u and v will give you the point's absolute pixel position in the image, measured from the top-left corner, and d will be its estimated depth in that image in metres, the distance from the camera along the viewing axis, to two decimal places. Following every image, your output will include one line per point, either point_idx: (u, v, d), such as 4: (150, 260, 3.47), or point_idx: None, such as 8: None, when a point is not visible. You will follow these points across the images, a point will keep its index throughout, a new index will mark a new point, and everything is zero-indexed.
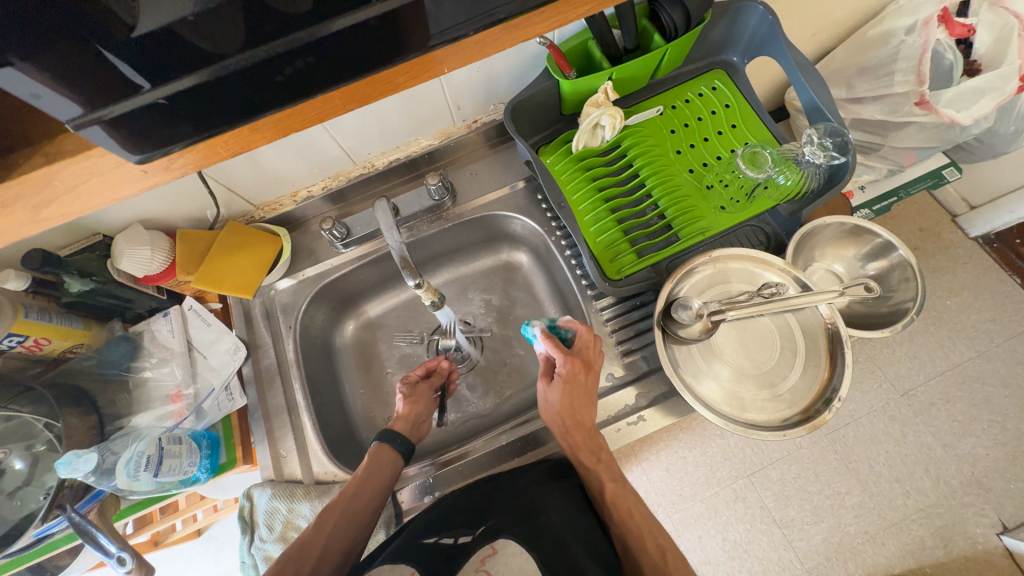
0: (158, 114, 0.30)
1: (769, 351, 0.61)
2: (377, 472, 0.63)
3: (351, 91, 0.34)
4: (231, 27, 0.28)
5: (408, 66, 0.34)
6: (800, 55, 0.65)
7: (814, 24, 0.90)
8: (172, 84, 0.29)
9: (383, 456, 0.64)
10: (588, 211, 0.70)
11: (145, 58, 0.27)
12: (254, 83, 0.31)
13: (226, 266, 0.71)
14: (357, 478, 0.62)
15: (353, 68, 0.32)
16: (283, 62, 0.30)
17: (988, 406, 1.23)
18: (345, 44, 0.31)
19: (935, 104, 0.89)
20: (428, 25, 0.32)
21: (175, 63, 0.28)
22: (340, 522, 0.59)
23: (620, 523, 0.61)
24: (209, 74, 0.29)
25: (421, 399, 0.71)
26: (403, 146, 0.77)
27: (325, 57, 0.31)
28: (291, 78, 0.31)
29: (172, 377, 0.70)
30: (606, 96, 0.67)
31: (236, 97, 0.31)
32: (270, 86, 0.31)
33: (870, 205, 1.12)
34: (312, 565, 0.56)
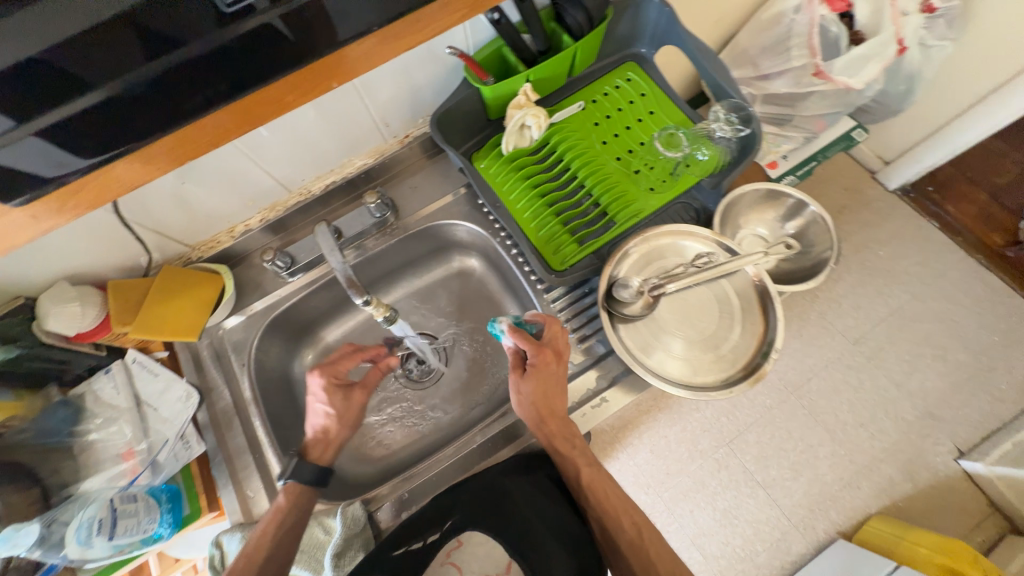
0: (46, 142, 0.36)
1: (710, 313, 0.63)
2: (294, 519, 0.60)
3: (241, 109, 0.42)
4: (121, 57, 0.35)
5: (302, 74, 0.42)
6: (699, 40, 0.70)
7: (713, 11, 0.97)
8: (63, 110, 0.36)
9: (296, 496, 0.62)
10: (526, 208, 0.73)
11: (37, 84, 0.33)
12: (152, 104, 0.38)
13: (166, 311, 0.68)
14: (270, 521, 0.59)
15: (253, 78, 0.41)
16: (175, 81, 0.38)
17: (928, 341, 1.39)
18: (227, 62, 0.39)
19: (829, 74, 0.97)
20: (310, 32, 0.40)
21: (68, 88, 0.35)
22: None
23: (598, 507, 0.62)
24: (103, 95, 0.36)
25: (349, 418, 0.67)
26: (336, 169, 0.77)
27: (230, 80, 0.40)
28: (197, 102, 0.40)
29: (121, 435, 0.66)
30: (526, 98, 0.70)
31: (132, 119, 0.38)
32: (168, 106, 0.39)
33: (793, 171, 1.19)
34: None
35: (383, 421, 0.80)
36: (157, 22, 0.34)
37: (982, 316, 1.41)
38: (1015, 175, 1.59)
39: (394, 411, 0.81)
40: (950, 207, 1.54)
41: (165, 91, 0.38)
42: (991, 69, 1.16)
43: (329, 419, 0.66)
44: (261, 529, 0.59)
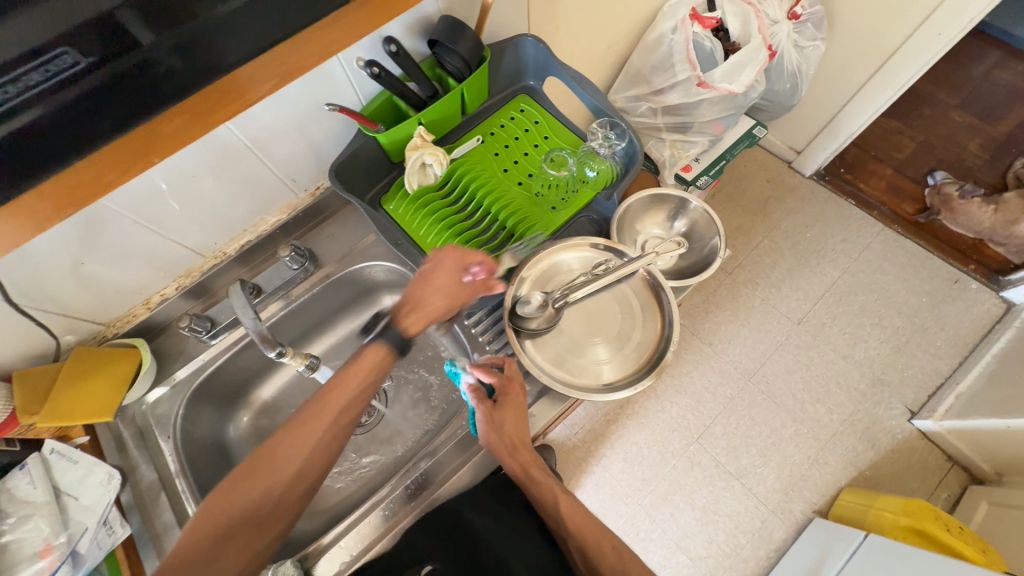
0: None
1: (613, 317, 0.67)
2: (365, 375, 0.60)
3: (126, 146, 0.45)
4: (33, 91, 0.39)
5: (116, 151, 0.45)
6: (573, 70, 0.77)
7: (600, 40, 1.05)
8: None
9: (375, 359, 0.61)
10: (437, 241, 0.76)
11: None
12: (53, 135, 0.41)
13: (77, 394, 0.66)
14: (345, 383, 0.59)
15: (159, 97, 0.45)
16: (81, 109, 0.42)
17: (865, 312, 1.48)
18: (32, 143, 0.41)
19: (711, 83, 1.07)
20: (112, 106, 0.43)
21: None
22: (319, 441, 0.56)
23: (578, 536, 0.62)
24: None
25: (444, 291, 0.64)
26: (250, 228, 0.79)
27: (141, 101, 0.44)
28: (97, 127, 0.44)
29: (38, 531, 0.62)
30: (422, 138, 0.74)
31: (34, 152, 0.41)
32: (71, 135, 0.43)
33: (707, 171, 1.28)
34: (278, 487, 0.54)
35: None
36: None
37: (907, 281, 1.51)
38: (914, 146, 1.72)
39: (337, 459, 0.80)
40: (861, 183, 1.66)
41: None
42: (861, 59, 1.28)
43: (426, 285, 0.64)
44: (336, 385, 0.59)
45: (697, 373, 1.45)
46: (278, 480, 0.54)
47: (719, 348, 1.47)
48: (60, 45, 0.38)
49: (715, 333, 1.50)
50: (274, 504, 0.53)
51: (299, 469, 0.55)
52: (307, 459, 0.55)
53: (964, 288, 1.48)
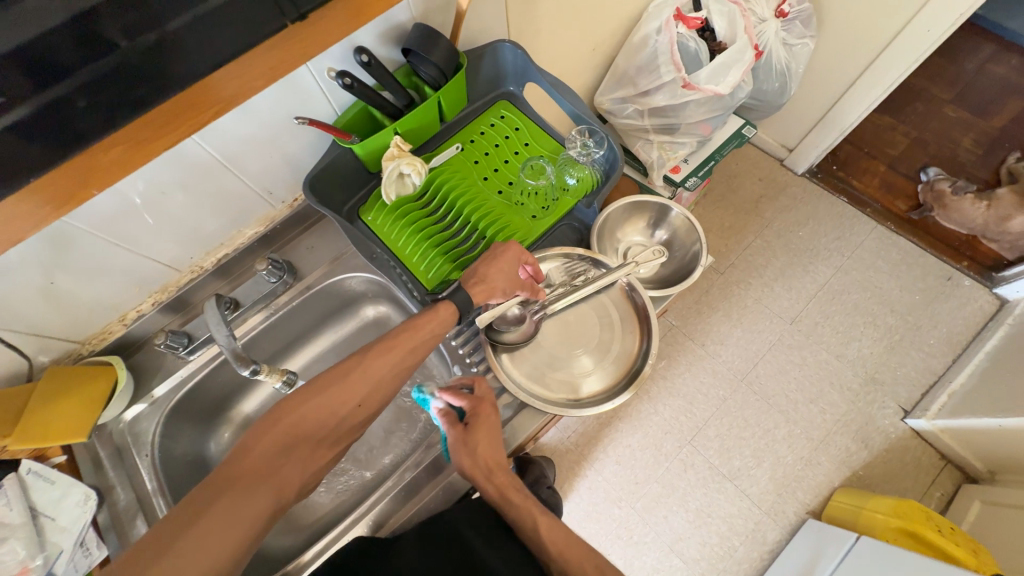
0: None
1: (592, 328, 0.66)
2: (435, 319, 0.58)
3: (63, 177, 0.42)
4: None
5: (53, 182, 0.41)
6: (551, 77, 0.76)
7: (584, 42, 1.04)
8: None
9: (447, 314, 0.58)
10: (416, 252, 0.75)
11: None
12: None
13: (51, 415, 0.64)
14: (415, 328, 0.57)
15: (100, 124, 0.42)
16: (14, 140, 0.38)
17: (858, 310, 1.47)
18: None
19: (696, 84, 1.05)
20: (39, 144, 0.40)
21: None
22: (389, 374, 0.56)
23: (558, 558, 0.58)
24: None
25: (504, 279, 0.59)
26: (227, 241, 0.78)
27: (82, 130, 0.41)
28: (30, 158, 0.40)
29: (13, 554, 0.61)
30: (399, 148, 0.73)
31: None
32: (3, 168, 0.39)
33: (696, 172, 1.27)
34: (343, 411, 0.54)
35: None
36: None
37: (901, 279, 1.50)
38: (908, 142, 1.70)
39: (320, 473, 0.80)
40: (854, 181, 1.65)
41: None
42: (851, 56, 1.27)
43: (494, 265, 0.59)
44: (409, 326, 0.57)
45: (690, 374, 1.44)
46: (346, 408, 0.54)
47: (712, 349, 1.47)
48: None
49: (708, 333, 1.49)
50: (337, 429, 0.55)
51: (363, 399, 0.55)
52: (371, 393, 0.55)
53: (958, 285, 1.47)
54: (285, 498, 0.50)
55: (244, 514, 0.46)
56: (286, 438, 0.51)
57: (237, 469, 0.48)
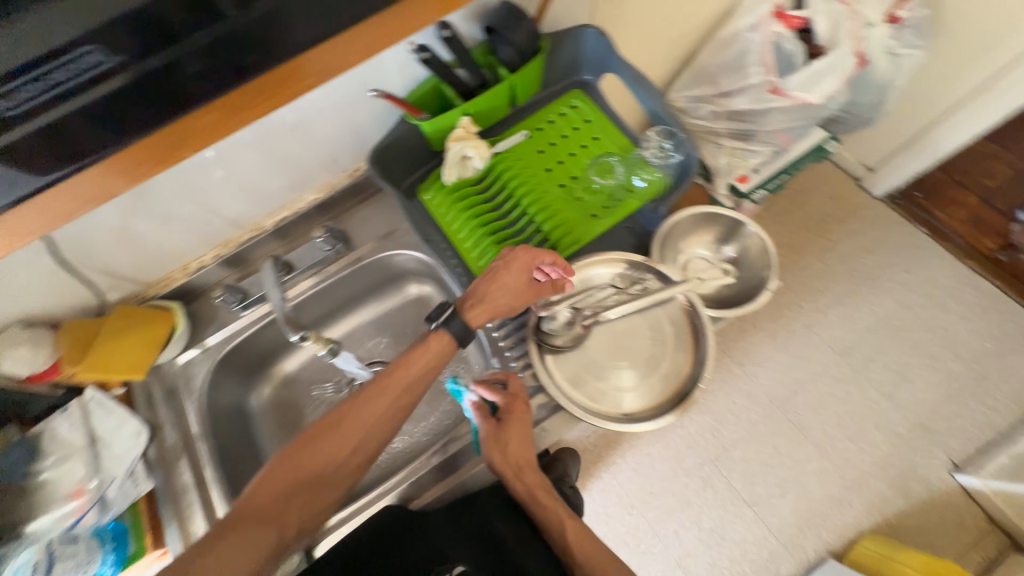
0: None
1: (642, 341, 0.62)
2: (424, 357, 0.58)
3: (160, 138, 0.42)
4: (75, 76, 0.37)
5: (151, 142, 0.42)
6: (634, 70, 0.71)
7: (668, 33, 0.98)
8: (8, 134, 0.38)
9: (438, 346, 0.59)
10: (469, 238, 0.74)
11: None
12: (88, 128, 0.40)
13: (112, 350, 0.69)
14: (407, 364, 0.58)
15: (199, 89, 0.42)
16: (122, 100, 0.40)
17: (919, 351, 1.36)
18: (56, 138, 0.40)
19: (786, 91, 0.97)
20: (137, 106, 0.41)
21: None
22: (379, 415, 0.57)
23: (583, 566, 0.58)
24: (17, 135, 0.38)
25: (513, 290, 0.58)
26: (287, 204, 0.79)
27: (178, 89, 0.41)
28: (127, 116, 0.41)
29: (72, 474, 0.67)
30: (466, 130, 0.71)
31: (72, 142, 0.40)
32: (108, 125, 0.41)
33: (765, 185, 1.19)
34: (338, 454, 0.55)
35: None
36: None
37: (974, 324, 1.37)
38: (1008, 174, 1.53)
39: None
40: (938, 211, 1.50)
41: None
42: (965, 73, 1.14)
43: (499, 281, 0.57)
44: (400, 363, 0.58)
45: (723, 392, 1.38)
46: (342, 452, 0.55)
47: (750, 369, 1.40)
48: (84, 44, 0.35)
49: (748, 352, 1.42)
50: (339, 471, 0.55)
51: (358, 442, 0.56)
52: (367, 432, 0.56)
53: None
54: (284, 539, 0.51)
55: (244, 552, 0.49)
56: (284, 482, 0.53)
57: (242, 508, 0.52)
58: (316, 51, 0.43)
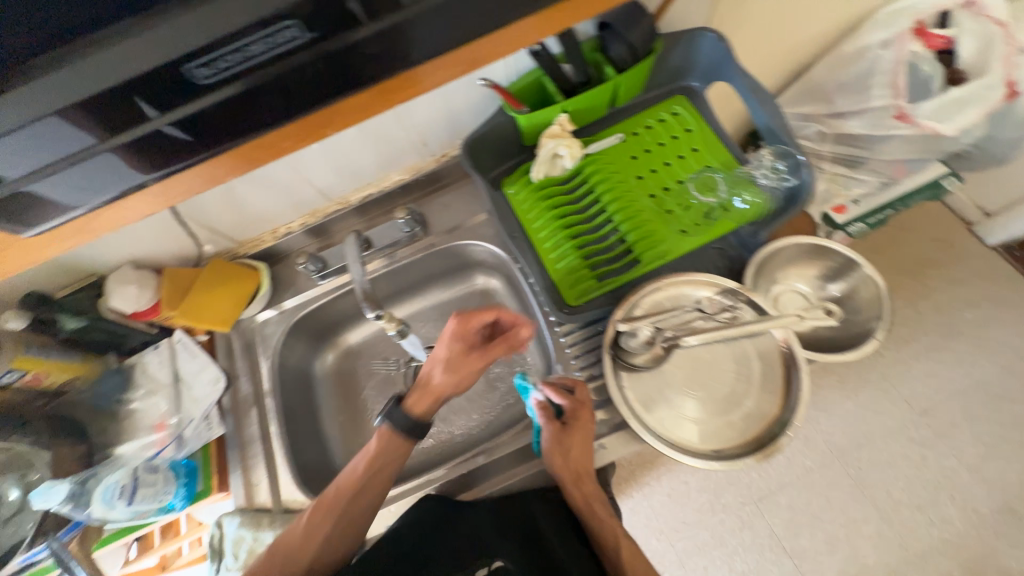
0: (161, 138, 0.39)
1: (726, 373, 0.58)
2: (382, 457, 0.63)
3: (312, 123, 0.42)
4: (241, 63, 0.35)
5: (301, 124, 0.42)
6: (752, 80, 0.65)
7: (785, 43, 0.90)
8: (170, 114, 0.37)
9: (391, 444, 0.63)
10: (549, 238, 0.71)
11: (164, 88, 0.35)
12: (244, 111, 0.39)
13: (204, 300, 0.74)
14: (366, 461, 0.63)
15: (353, 79, 0.40)
16: (281, 85, 0.38)
17: (1018, 425, 1.20)
18: (217, 119, 0.39)
19: (914, 117, 0.87)
20: (299, 93, 0.39)
21: (77, 139, 0.36)
22: (345, 515, 0.61)
23: None
24: (177, 115, 0.37)
25: (461, 364, 0.64)
26: (374, 182, 0.81)
27: (333, 78, 0.39)
28: (282, 100, 0.39)
29: (157, 407, 0.75)
30: (561, 127, 0.69)
31: (226, 124, 0.39)
32: (263, 110, 0.40)
33: (864, 219, 1.03)
34: (317, 552, 0.59)
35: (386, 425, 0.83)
36: (160, 83, 0.35)
37: None
38: None
39: None
40: None
41: (151, 149, 0.39)
42: None
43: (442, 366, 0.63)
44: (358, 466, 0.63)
45: None
46: (324, 531, 0.60)
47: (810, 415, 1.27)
48: (284, 18, 0.33)
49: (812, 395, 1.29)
50: (329, 543, 0.60)
51: (333, 540, 0.60)
52: (342, 530, 0.60)
53: None
54: None
55: None
56: None
57: None
58: (431, 65, 0.41)
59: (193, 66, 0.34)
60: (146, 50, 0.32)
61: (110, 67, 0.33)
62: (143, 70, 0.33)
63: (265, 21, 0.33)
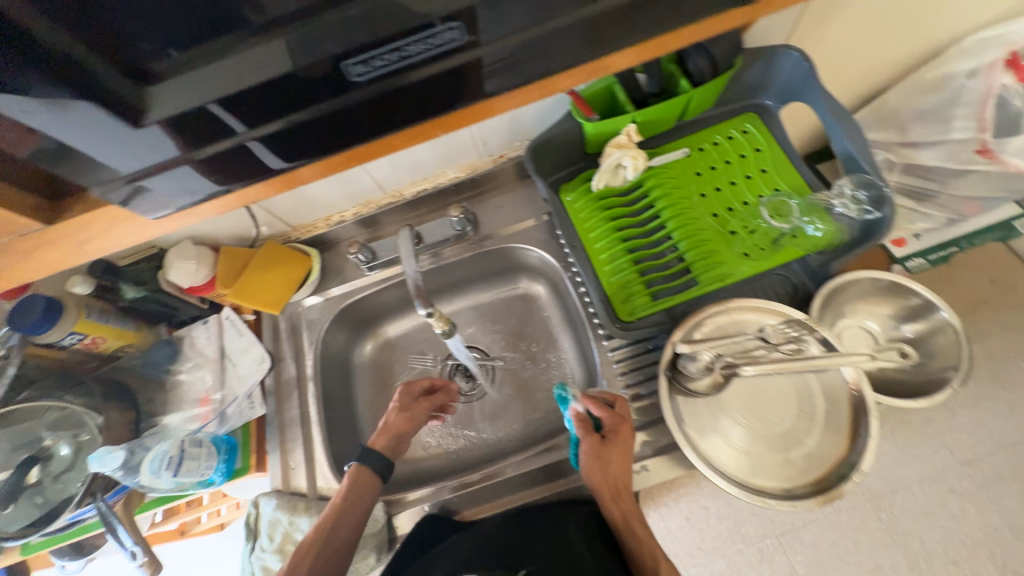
0: (255, 150, 0.37)
1: (787, 409, 0.56)
2: (354, 495, 0.62)
3: (421, 130, 0.40)
4: (363, 72, 0.33)
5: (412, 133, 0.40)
6: (836, 103, 0.62)
7: (861, 66, 0.87)
8: (264, 127, 0.35)
9: (362, 482, 0.63)
10: (604, 249, 0.70)
11: (279, 94, 0.33)
12: (352, 121, 0.37)
13: (258, 281, 0.76)
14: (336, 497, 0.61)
15: (472, 92, 0.37)
16: (398, 96, 0.36)
17: None
18: (325, 128, 0.37)
19: (998, 154, 0.83)
20: (416, 103, 0.37)
21: (185, 142, 0.34)
22: (319, 558, 0.58)
23: None
24: (287, 122, 0.36)
25: (414, 416, 0.70)
26: (430, 178, 0.81)
27: (452, 90, 0.37)
28: (394, 112, 0.37)
29: (203, 381, 0.76)
30: (629, 138, 0.67)
31: (333, 132, 0.38)
32: (372, 121, 0.37)
33: (926, 254, 0.97)
34: None
35: None
36: (284, 87, 0.33)
37: None
38: None
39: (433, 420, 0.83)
40: None
41: (246, 154, 0.37)
42: None
43: (395, 417, 0.69)
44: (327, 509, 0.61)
45: None
46: (309, 564, 0.58)
47: None
48: (450, 19, 0.31)
49: None
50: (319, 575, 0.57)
51: None
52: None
53: None
54: None
55: None
56: None
57: None
58: (509, 94, 0.38)
59: (349, 64, 0.32)
60: (285, 49, 0.31)
61: (250, 68, 0.31)
62: (274, 74, 0.32)
63: (409, 31, 0.31)
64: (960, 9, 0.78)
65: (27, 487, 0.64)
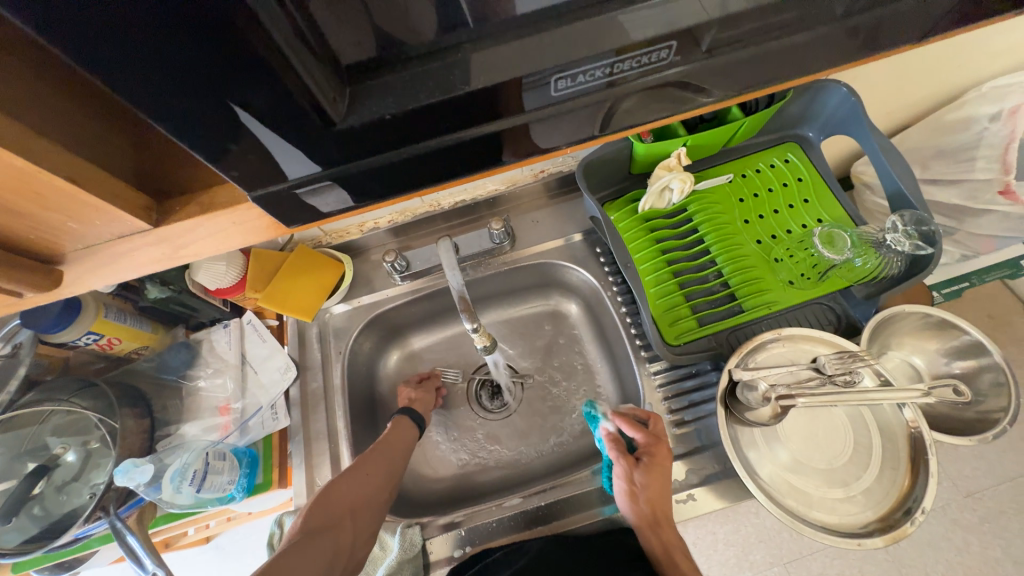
0: (317, 193, 0.33)
1: (842, 442, 0.56)
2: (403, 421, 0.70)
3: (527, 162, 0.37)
4: (484, 108, 0.31)
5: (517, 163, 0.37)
6: (883, 139, 0.63)
7: (887, 104, 0.89)
8: (352, 164, 0.32)
9: (405, 422, 0.70)
10: (650, 271, 0.69)
11: (389, 133, 0.31)
12: (458, 157, 0.34)
13: (290, 286, 0.74)
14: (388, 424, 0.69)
15: (593, 130, 0.35)
16: (512, 134, 0.33)
17: None
18: (432, 162, 0.34)
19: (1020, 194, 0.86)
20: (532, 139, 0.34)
21: (270, 170, 0.31)
22: (382, 456, 0.64)
23: None
24: (391, 158, 0.32)
25: (427, 391, 0.78)
26: (470, 189, 0.81)
27: (574, 128, 0.34)
28: (499, 149, 0.34)
29: (223, 389, 0.72)
30: (678, 160, 0.67)
31: (436, 168, 0.35)
32: (477, 157, 0.35)
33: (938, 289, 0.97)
34: (362, 484, 0.60)
35: (443, 438, 0.80)
36: (403, 120, 0.30)
37: None
38: None
39: (459, 436, 0.80)
40: None
41: (303, 197, 0.34)
42: None
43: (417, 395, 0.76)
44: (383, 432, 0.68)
45: None
46: (365, 471, 0.62)
47: None
48: (671, 38, 0.29)
49: None
50: (366, 495, 0.60)
51: (376, 480, 0.62)
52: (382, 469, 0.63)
53: None
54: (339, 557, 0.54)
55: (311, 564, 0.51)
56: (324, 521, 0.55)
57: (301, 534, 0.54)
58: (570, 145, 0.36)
59: (554, 77, 0.30)
60: (402, 93, 0.29)
61: (379, 98, 0.29)
62: (404, 103, 0.29)
63: (568, 65, 0.29)
64: (982, 56, 0.82)
65: (30, 499, 0.58)
